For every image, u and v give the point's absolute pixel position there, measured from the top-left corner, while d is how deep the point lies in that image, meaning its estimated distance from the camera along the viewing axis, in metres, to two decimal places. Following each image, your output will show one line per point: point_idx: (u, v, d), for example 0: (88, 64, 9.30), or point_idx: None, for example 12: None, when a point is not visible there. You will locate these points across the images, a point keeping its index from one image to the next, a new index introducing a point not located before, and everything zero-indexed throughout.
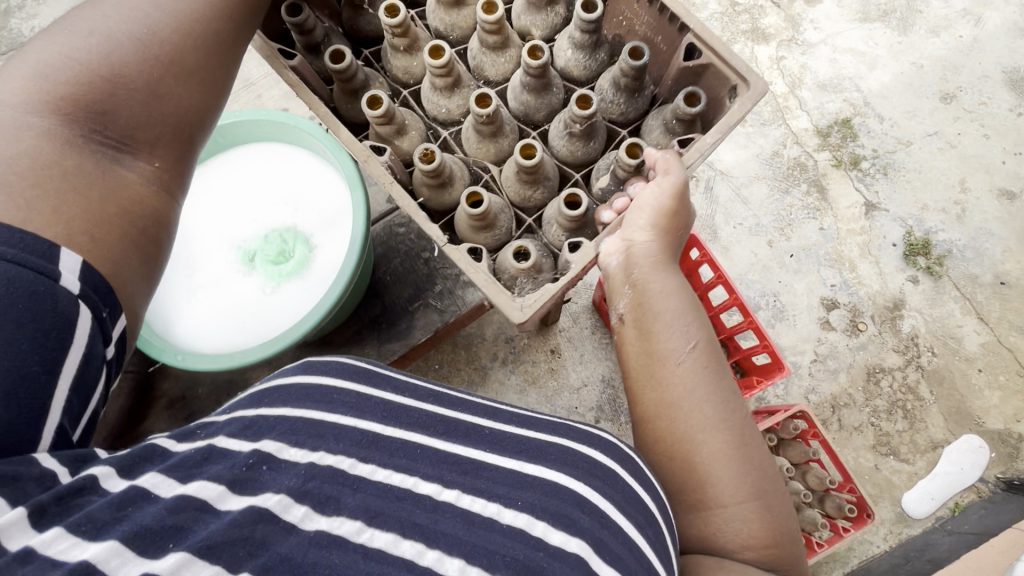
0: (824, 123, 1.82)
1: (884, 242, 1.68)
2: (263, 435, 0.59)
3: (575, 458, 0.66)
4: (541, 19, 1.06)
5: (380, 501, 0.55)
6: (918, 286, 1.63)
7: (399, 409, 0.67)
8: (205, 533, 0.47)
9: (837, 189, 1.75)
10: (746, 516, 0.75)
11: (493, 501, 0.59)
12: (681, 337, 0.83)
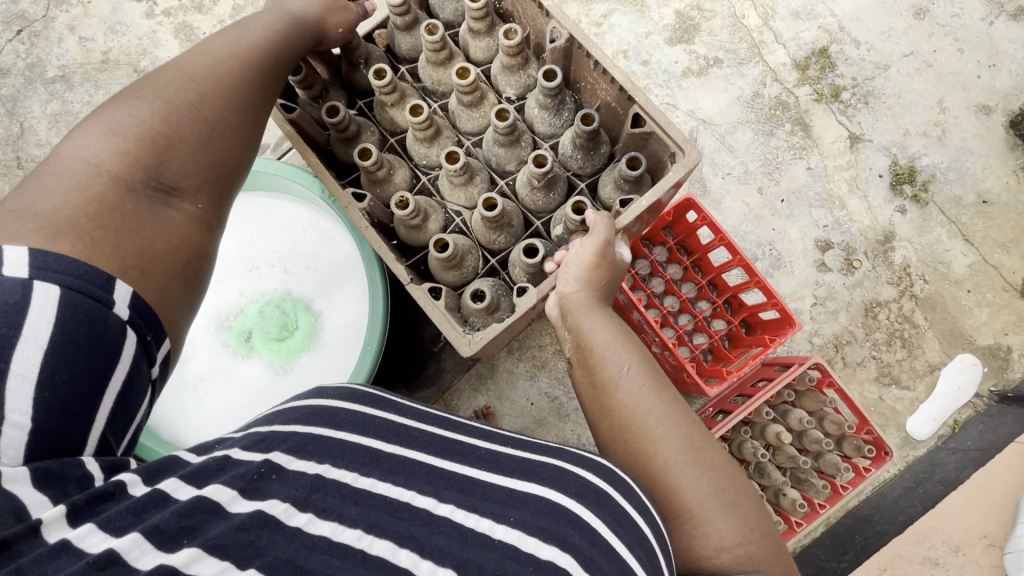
0: (802, 55, 1.75)
1: (870, 175, 1.67)
2: (271, 444, 0.51)
3: (575, 478, 0.54)
4: (512, 78, 1.01)
5: (383, 514, 0.47)
6: (907, 215, 1.65)
7: (404, 429, 0.58)
8: (216, 531, 0.41)
9: (821, 124, 1.71)
10: (726, 539, 0.61)
11: (487, 516, 0.49)
12: (624, 359, 0.74)
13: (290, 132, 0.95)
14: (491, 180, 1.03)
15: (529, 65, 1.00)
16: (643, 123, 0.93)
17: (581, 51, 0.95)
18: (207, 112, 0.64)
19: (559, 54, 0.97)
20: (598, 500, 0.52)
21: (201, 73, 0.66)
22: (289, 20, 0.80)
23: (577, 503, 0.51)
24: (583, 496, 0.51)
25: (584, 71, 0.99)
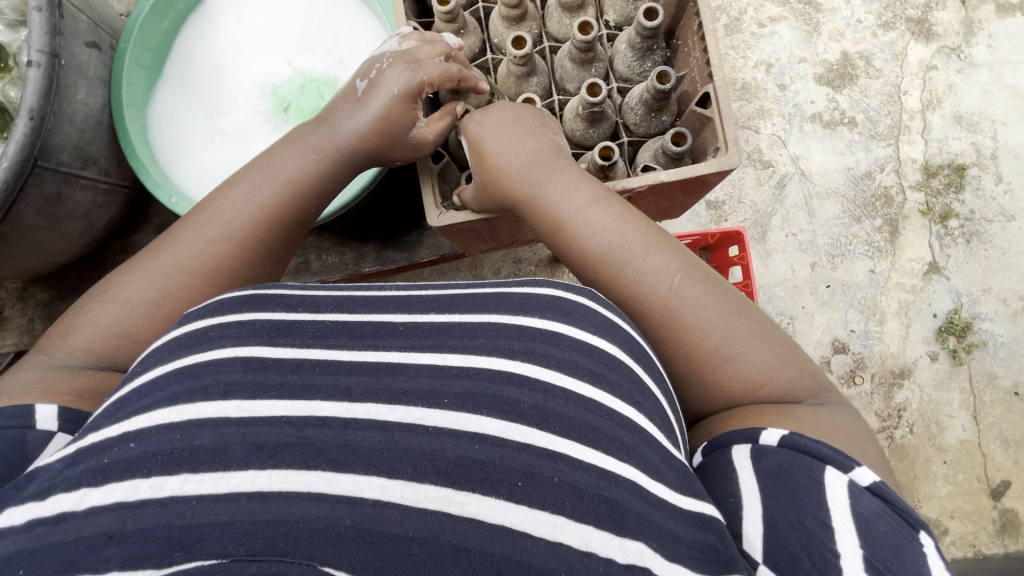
0: (936, 161, 1.62)
1: (925, 309, 1.59)
2: (136, 408, 0.50)
3: (517, 330, 0.62)
4: (620, 6, 0.98)
5: (277, 437, 0.49)
6: (934, 364, 1.58)
7: (300, 325, 0.63)
8: (66, 539, 0.40)
9: (911, 236, 1.60)
10: (770, 374, 0.68)
11: (416, 405, 0.54)
12: (615, 229, 0.75)
13: None
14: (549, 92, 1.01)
15: (643, 2, 0.97)
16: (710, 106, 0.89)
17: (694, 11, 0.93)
18: (204, 290, 0.72)
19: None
20: (548, 341, 0.61)
21: (219, 226, 0.73)
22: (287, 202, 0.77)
23: (524, 364, 0.59)
24: (529, 355, 0.60)
25: (688, 33, 0.96)
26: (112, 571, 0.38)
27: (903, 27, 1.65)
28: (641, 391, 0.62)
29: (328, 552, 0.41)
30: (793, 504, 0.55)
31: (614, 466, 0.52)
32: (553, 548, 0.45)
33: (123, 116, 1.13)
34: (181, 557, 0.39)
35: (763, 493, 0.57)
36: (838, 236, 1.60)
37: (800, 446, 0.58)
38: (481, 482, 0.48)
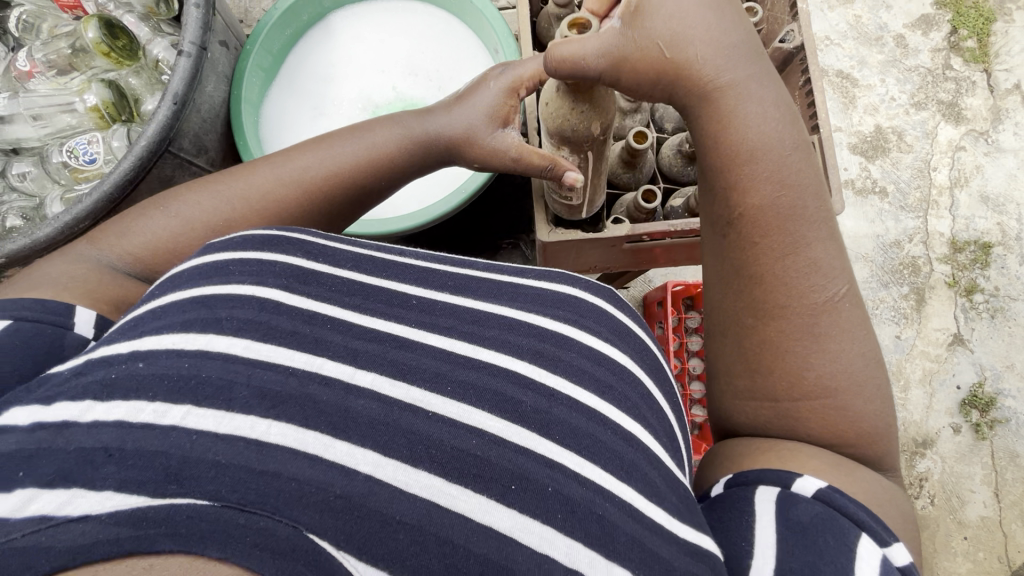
0: (963, 237, 1.67)
1: (948, 380, 1.60)
2: (145, 330, 0.52)
3: (527, 327, 0.65)
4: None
5: (281, 386, 0.50)
6: (957, 437, 1.57)
7: (340, 282, 0.65)
8: (65, 448, 0.41)
9: (936, 306, 1.63)
10: (859, 375, 0.65)
11: (415, 385, 0.55)
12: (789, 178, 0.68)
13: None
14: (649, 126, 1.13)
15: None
16: (809, 156, 1.03)
17: (800, 68, 1.07)
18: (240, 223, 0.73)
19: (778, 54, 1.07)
20: (557, 343, 0.64)
21: (286, 171, 0.76)
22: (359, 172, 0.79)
23: (530, 364, 0.61)
24: (536, 355, 0.62)
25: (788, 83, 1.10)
26: (107, 490, 0.39)
27: (934, 108, 1.74)
28: (650, 408, 0.65)
29: (315, 518, 0.41)
30: (818, 564, 0.52)
31: (610, 484, 0.54)
32: (539, 559, 0.47)
33: (241, 114, 1.17)
34: (173, 491, 0.39)
35: (783, 546, 0.54)
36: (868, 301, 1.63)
37: (829, 500, 0.57)
38: (473, 478, 0.50)
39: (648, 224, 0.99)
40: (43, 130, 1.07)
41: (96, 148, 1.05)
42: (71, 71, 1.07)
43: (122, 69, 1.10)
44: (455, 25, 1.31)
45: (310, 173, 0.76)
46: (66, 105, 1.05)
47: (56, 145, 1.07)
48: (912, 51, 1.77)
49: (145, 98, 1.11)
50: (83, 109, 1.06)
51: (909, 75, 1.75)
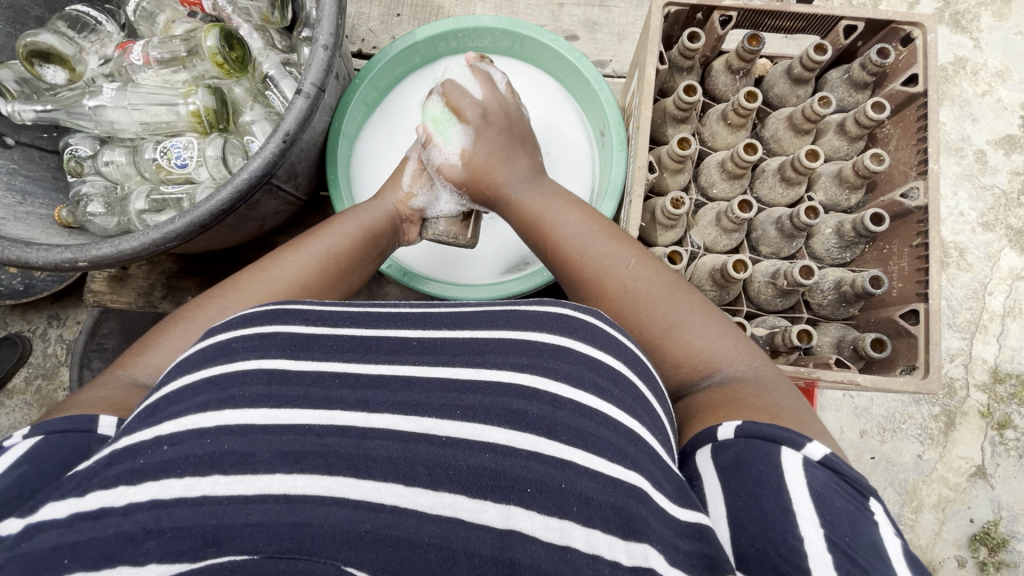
0: (1007, 368, 1.61)
1: (963, 511, 1.55)
2: (163, 415, 0.50)
3: (525, 344, 0.59)
4: (832, 189, 0.94)
5: (299, 444, 0.49)
6: (961, 570, 1.53)
7: (402, 342, 0.60)
8: (106, 532, 0.42)
9: (964, 433, 1.59)
10: (752, 389, 0.62)
11: (429, 415, 0.53)
12: (573, 228, 0.79)
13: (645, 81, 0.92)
14: (740, 248, 0.96)
15: (857, 193, 0.93)
16: (912, 321, 0.88)
17: (917, 226, 0.90)
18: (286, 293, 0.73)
19: (893, 208, 0.92)
20: (554, 355, 0.58)
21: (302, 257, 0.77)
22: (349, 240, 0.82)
23: (531, 376, 0.56)
24: (536, 368, 0.56)
25: (897, 239, 0.94)
26: (151, 564, 0.40)
27: (1001, 232, 1.65)
28: (644, 404, 0.58)
29: (351, 554, 0.42)
30: (755, 497, 0.53)
31: (620, 473, 0.50)
32: (559, 551, 0.45)
33: (337, 147, 1.03)
34: (213, 554, 0.41)
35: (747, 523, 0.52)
36: (894, 414, 1.58)
37: (750, 430, 0.56)
38: (494, 489, 0.48)
39: None
40: (141, 124, 1.00)
41: (191, 153, 0.97)
42: (178, 66, 1.01)
43: (227, 79, 1.02)
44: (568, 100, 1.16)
45: (323, 252, 0.78)
46: (168, 105, 0.98)
47: (153, 140, 1.00)
48: (990, 169, 1.68)
49: (246, 108, 1.03)
50: (185, 113, 0.97)
51: (981, 193, 1.67)
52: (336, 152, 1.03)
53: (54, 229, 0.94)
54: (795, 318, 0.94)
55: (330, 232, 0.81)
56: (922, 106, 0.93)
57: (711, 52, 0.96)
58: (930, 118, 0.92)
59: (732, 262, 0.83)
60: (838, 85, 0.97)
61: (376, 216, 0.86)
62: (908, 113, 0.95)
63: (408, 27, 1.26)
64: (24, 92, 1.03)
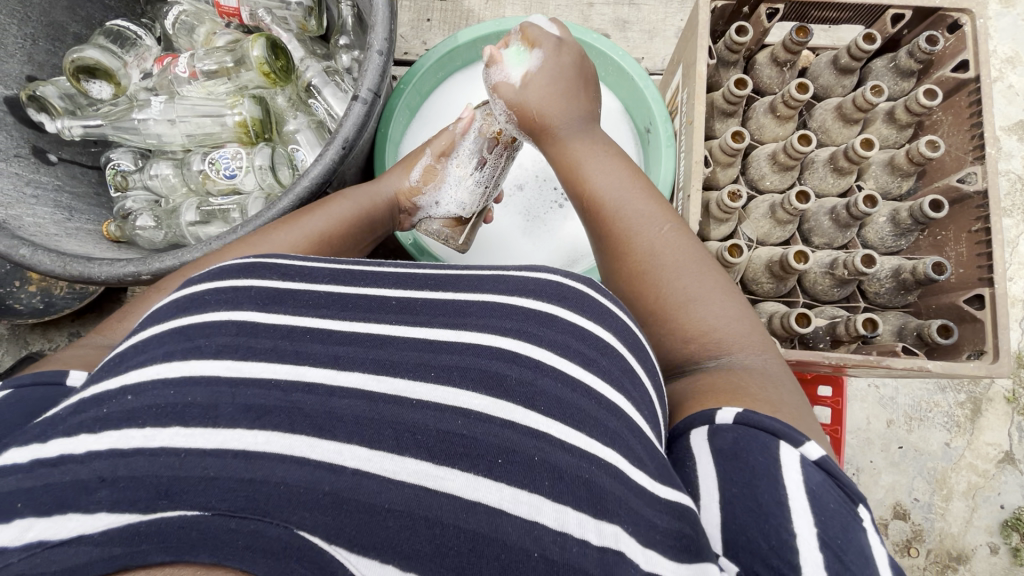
0: None
1: (993, 498, 1.55)
2: (130, 364, 0.49)
3: (511, 309, 0.58)
4: (884, 178, 0.95)
5: (264, 399, 0.47)
6: (993, 556, 1.53)
7: (380, 301, 0.59)
8: (61, 479, 0.39)
9: (991, 420, 1.58)
10: (754, 382, 0.60)
11: (401, 376, 0.51)
12: (613, 178, 0.75)
13: (695, 75, 0.92)
14: (792, 240, 0.96)
15: (909, 180, 0.94)
16: (976, 306, 0.87)
17: (976, 212, 0.91)
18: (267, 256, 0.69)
19: (950, 193, 0.93)
20: (541, 322, 0.57)
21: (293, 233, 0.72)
22: (340, 221, 0.76)
23: (514, 340, 0.55)
24: (519, 333, 0.55)
25: (953, 224, 0.94)
26: (101, 512, 0.37)
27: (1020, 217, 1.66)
28: (632, 378, 0.56)
29: (304, 517, 0.39)
30: (751, 485, 0.51)
31: (596, 449, 0.48)
32: (528, 526, 0.43)
33: (385, 153, 1.03)
34: (164, 506, 0.38)
35: (730, 504, 0.51)
36: (922, 402, 1.58)
37: (752, 421, 0.54)
38: (461, 458, 0.46)
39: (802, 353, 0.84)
40: (186, 136, 1.00)
41: (239, 162, 0.98)
42: (223, 77, 1.00)
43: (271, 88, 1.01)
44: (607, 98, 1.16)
45: (314, 232, 0.73)
46: (217, 118, 0.98)
47: (200, 151, 1.01)
48: (1005, 155, 1.68)
49: (289, 118, 1.04)
50: (231, 123, 0.97)
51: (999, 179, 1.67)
52: (384, 157, 1.03)
53: (104, 244, 0.94)
54: (851, 307, 0.93)
55: (325, 211, 0.76)
56: (974, 92, 0.93)
57: (755, 45, 0.96)
58: (983, 103, 0.92)
59: (792, 253, 0.83)
60: (886, 73, 0.97)
61: (374, 202, 0.83)
62: (959, 99, 0.96)
63: (439, 32, 1.26)
64: (68, 108, 1.02)
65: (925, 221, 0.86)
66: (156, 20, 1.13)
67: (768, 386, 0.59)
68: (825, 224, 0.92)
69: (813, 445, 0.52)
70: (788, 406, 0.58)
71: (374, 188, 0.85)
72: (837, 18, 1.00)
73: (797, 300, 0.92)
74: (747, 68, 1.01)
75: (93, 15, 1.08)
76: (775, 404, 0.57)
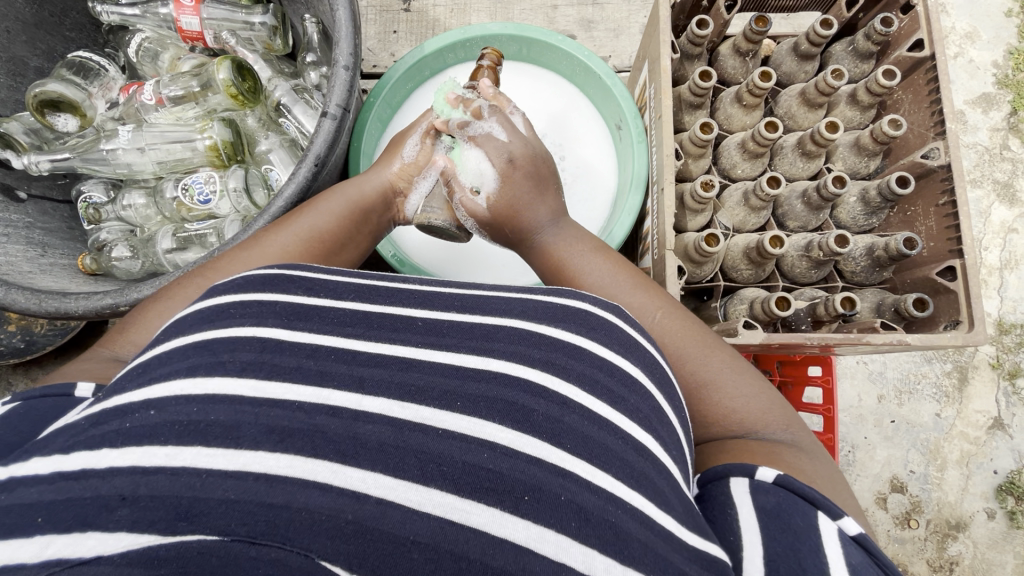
0: (1011, 319, 1.64)
1: (986, 464, 1.58)
2: (152, 376, 0.47)
3: (539, 338, 0.57)
4: (851, 159, 0.97)
5: (287, 422, 0.45)
6: (991, 522, 1.55)
7: (406, 322, 0.57)
8: (83, 495, 0.38)
9: (978, 387, 1.61)
10: (783, 453, 0.60)
11: (427, 404, 0.49)
12: (600, 273, 0.75)
13: (659, 69, 0.93)
14: (768, 224, 0.98)
15: (876, 159, 0.96)
16: (949, 278, 0.89)
17: (941, 184, 0.93)
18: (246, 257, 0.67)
19: (916, 169, 0.94)
20: (569, 354, 0.56)
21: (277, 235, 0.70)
22: (330, 214, 0.74)
23: (540, 372, 0.53)
24: (547, 365, 0.54)
25: (921, 200, 0.97)
26: (120, 532, 0.36)
27: (989, 187, 1.69)
28: (661, 417, 0.55)
29: (326, 546, 0.38)
30: (793, 548, 0.50)
31: (622, 491, 0.47)
32: (556, 568, 0.42)
33: (359, 167, 1.03)
34: (184, 528, 0.37)
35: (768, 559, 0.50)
36: (911, 375, 1.60)
37: (789, 484, 0.55)
38: (488, 492, 0.44)
39: (784, 336, 0.85)
40: (157, 163, 1.00)
41: (213, 187, 0.96)
42: (191, 102, 0.99)
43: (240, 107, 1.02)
44: (580, 97, 1.16)
45: (304, 231, 0.71)
46: (187, 143, 0.98)
47: (172, 178, 1.00)
48: (970, 128, 1.72)
49: (261, 139, 1.04)
50: (202, 148, 0.97)
51: (966, 151, 1.70)
52: (359, 172, 1.03)
53: (79, 277, 0.96)
54: (830, 287, 0.96)
55: (315, 209, 0.74)
56: (930, 69, 0.95)
57: (717, 37, 0.98)
58: (939, 80, 0.94)
59: (767, 238, 0.85)
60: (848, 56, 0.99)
61: (363, 193, 0.79)
62: (916, 78, 0.98)
63: (406, 43, 1.27)
64: (34, 143, 1.02)
65: (892, 197, 0.88)
66: (119, 48, 1.13)
67: (796, 459, 0.60)
68: (798, 206, 0.94)
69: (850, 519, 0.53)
70: (815, 476, 0.58)
71: (360, 179, 0.80)
72: (795, 5, 1.09)
73: (777, 284, 0.94)
74: (711, 60, 1.03)
75: (54, 48, 1.07)
76: (802, 473, 0.58)
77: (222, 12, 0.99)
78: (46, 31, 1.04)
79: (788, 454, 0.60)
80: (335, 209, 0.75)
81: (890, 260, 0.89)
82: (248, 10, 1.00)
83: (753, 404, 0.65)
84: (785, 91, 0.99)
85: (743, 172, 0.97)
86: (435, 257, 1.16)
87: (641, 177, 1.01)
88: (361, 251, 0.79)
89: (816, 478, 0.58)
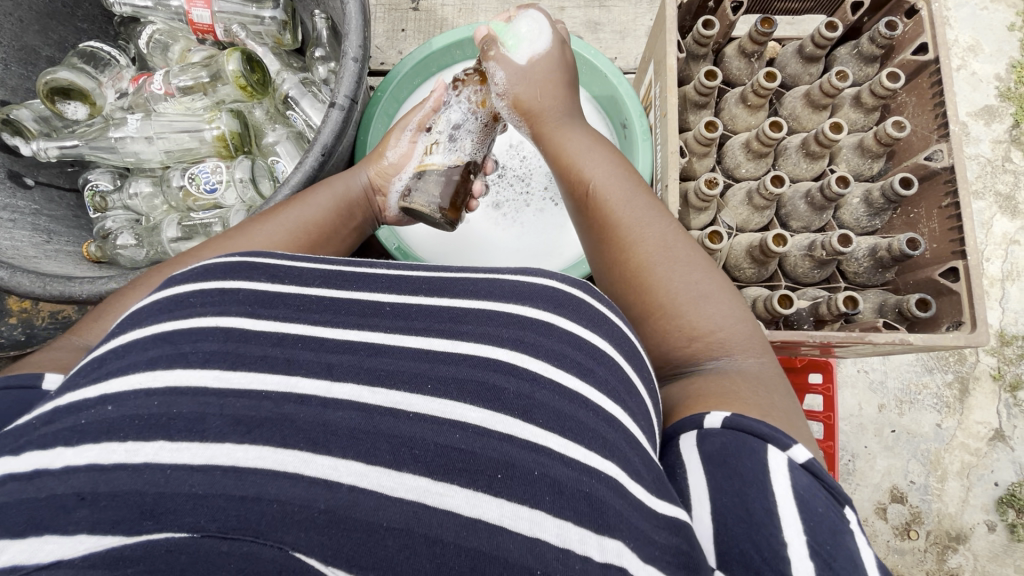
0: (1013, 331, 1.64)
1: (987, 476, 1.57)
2: (108, 372, 0.46)
3: (506, 318, 0.56)
4: (855, 160, 0.97)
5: (257, 412, 0.45)
6: (990, 535, 1.54)
7: (375, 307, 0.57)
8: (37, 496, 0.37)
9: (979, 399, 1.61)
10: (742, 390, 0.58)
11: (398, 389, 0.49)
12: (606, 172, 0.74)
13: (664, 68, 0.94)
14: (771, 224, 0.98)
15: (880, 161, 0.96)
16: (953, 279, 0.89)
17: (945, 187, 0.93)
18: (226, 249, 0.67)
19: (919, 171, 0.95)
20: (537, 331, 0.55)
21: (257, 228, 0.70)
22: (315, 212, 0.74)
23: (510, 351, 0.53)
24: (517, 343, 0.54)
25: (924, 202, 0.97)
26: (81, 533, 0.35)
27: (992, 199, 1.69)
28: (629, 388, 0.55)
29: (301, 538, 0.37)
30: (741, 493, 0.50)
31: (595, 462, 0.47)
32: (529, 544, 0.41)
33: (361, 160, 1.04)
34: (150, 527, 0.36)
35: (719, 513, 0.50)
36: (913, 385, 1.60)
37: (738, 425, 0.53)
38: (460, 472, 0.44)
39: (784, 332, 0.85)
40: (165, 152, 1.01)
41: (219, 176, 0.97)
42: (199, 93, 1.01)
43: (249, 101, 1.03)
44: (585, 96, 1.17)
45: (288, 229, 0.71)
46: (195, 132, 0.99)
47: (178, 167, 1.01)
48: (973, 140, 1.72)
49: (267, 131, 1.04)
50: (209, 138, 0.98)
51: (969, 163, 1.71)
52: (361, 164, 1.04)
53: (81, 264, 0.96)
54: (832, 287, 0.96)
55: (302, 205, 0.74)
56: (935, 73, 0.96)
57: (722, 38, 0.99)
58: (943, 84, 0.95)
59: (771, 237, 0.85)
60: (855, 59, 0.99)
61: (350, 194, 0.80)
62: (921, 81, 0.98)
63: (413, 42, 1.28)
64: (43, 130, 1.03)
65: (896, 196, 0.88)
66: (131, 40, 1.15)
67: (758, 394, 0.58)
68: (804, 206, 0.94)
69: (799, 450, 0.51)
70: (771, 410, 0.56)
71: (347, 178, 0.81)
72: (800, 9, 1.10)
73: (779, 283, 0.94)
74: (715, 61, 1.03)
75: (66, 38, 1.08)
76: (756, 406, 0.56)
77: (232, 6, 1.00)
78: (58, 21, 1.05)
79: (749, 385, 0.59)
80: (321, 207, 0.75)
81: (896, 260, 0.89)
82: (259, 4, 1.01)
83: (728, 333, 0.64)
84: (790, 92, 1.00)
85: (749, 172, 0.97)
86: (435, 248, 1.16)
87: (643, 175, 1.02)
88: (344, 250, 0.79)
89: (772, 410, 0.56)
